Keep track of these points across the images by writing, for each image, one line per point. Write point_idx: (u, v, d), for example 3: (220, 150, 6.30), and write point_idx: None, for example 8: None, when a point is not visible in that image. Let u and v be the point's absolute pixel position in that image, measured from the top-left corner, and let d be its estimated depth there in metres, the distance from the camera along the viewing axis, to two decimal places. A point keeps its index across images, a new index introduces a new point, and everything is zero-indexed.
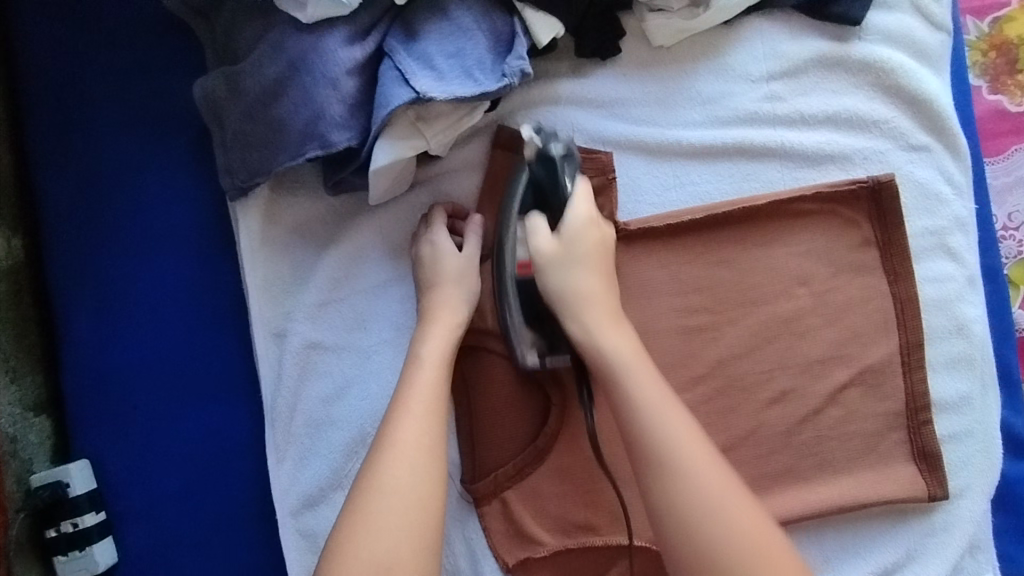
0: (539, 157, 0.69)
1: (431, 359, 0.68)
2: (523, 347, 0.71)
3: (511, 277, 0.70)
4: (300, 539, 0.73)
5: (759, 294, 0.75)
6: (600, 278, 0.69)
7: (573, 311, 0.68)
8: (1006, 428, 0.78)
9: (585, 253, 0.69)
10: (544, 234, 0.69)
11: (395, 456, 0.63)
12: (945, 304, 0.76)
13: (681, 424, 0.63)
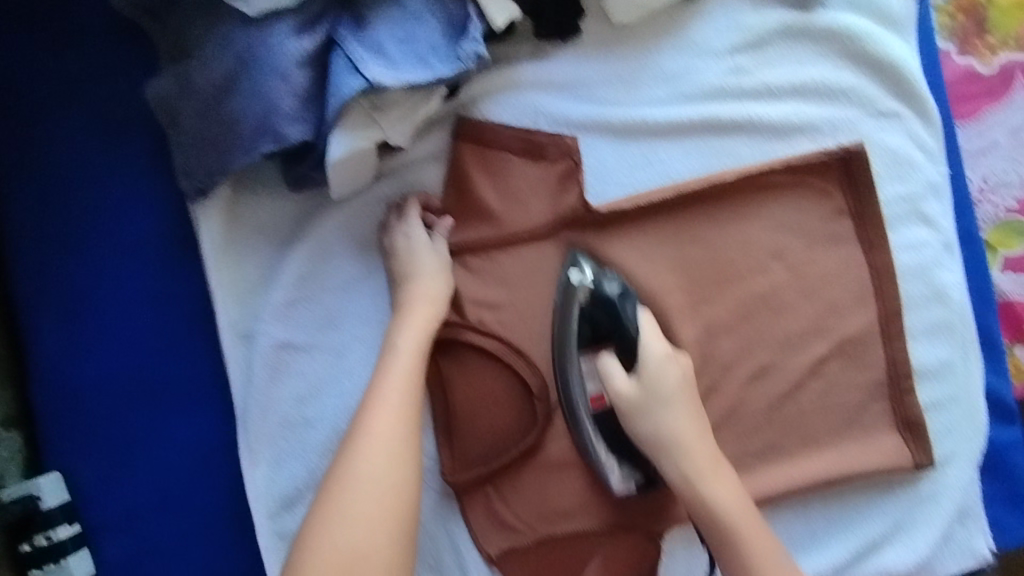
0: (595, 299, 0.71)
1: (399, 348, 0.68)
2: (611, 470, 0.72)
3: (584, 411, 0.71)
4: (278, 540, 0.72)
5: (733, 270, 0.74)
6: (687, 417, 0.70)
7: (666, 450, 0.69)
8: (991, 394, 0.76)
9: (668, 392, 0.70)
10: (621, 377, 0.70)
11: (367, 447, 0.62)
12: (922, 270, 0.75)
13: (689, 423, 0.70)
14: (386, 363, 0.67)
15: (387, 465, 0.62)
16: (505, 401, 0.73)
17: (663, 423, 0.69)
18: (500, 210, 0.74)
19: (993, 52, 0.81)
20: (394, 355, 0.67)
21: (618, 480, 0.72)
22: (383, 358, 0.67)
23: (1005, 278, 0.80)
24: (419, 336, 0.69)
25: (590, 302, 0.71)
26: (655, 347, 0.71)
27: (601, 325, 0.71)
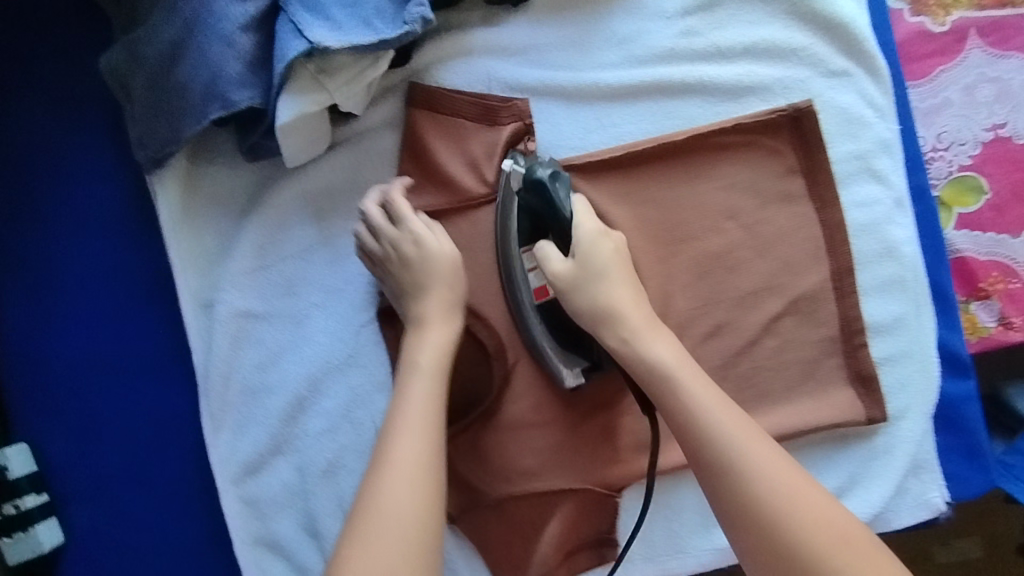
0: (528, 185, 0.68)
1: (416, 364, 0.65)
2: (560, 367, 0.72)
3: (529, 305, 0.72)
4: (244, 505, 0.74)
5: (687, 230, 0.75)
6: (627, 290, 0.68)
7: (611, 324, 0.66)
8: (946, 348, 0.77)
9: (603, 263, 0.68)
10: (557, 258, 0.68)
11: (394, 474, 0.58)
12: (873, 227, 0.76)
13: (630, 301, 0.67)
14: (405, 383, 0.64)
15: (416, 488, 0.58)
16: (463, 364, 0.74)
17: (602, 296, 0.67)
18: (455, 175, 0.75)
19: (945, 10, 0.82)
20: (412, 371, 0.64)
21: (568, 375, 0.72)
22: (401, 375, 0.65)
23: (959, 236, 0.82)
24: (439, 349, 0.66)
25: (524, 189, 0.69)
26: (587, 220, 0.69)
27: (540, 216, 0.70)
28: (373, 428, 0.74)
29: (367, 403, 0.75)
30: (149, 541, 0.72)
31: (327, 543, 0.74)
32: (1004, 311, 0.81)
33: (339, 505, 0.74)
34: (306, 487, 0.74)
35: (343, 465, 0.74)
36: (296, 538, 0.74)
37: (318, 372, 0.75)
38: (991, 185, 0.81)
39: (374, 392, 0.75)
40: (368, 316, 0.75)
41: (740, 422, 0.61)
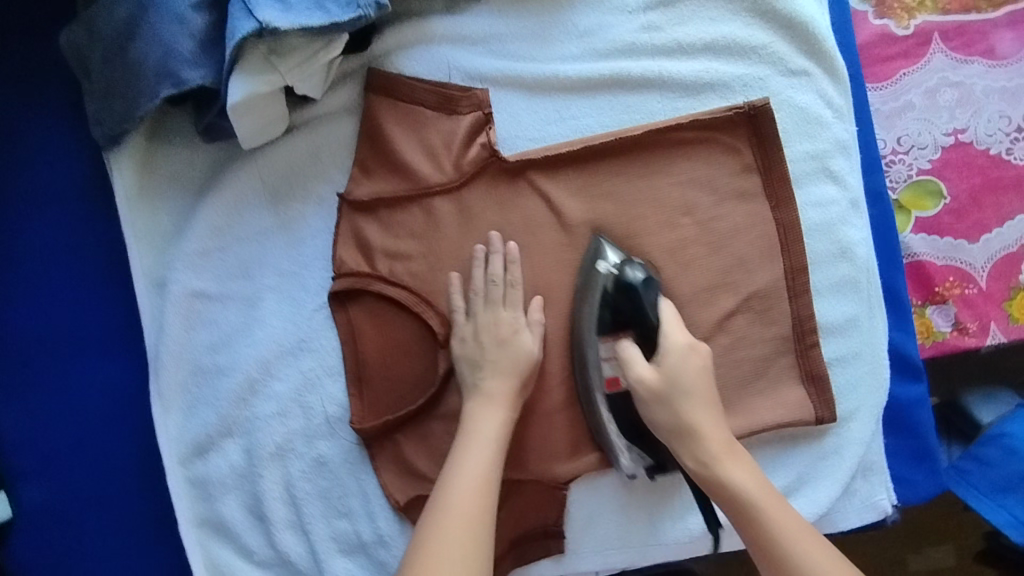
0: (618, 286, 0.71)
1: (475, 433, 0.68)
2: (621, 452, 0.73)
3: (599, 391, 0.72)
4: (191, 487, 0.73)
5: (643, 225, 0.75)
6: (708, 414, 0.69)
7: (685, 443, 0.69)
8: (898, 351, 0.78)
9: (689, 383, 0.69)
10: (642, 363, 0.70)
11: (448, 528, 0.62)
12: (827, 228, 0.76)
13: (708, 414, 0.69)
14: (461, 444, 0.68)
15: (471, 553, 0.61)
16: (415, 351, 0.75)
17: (684, 414, 0.69)
18: (413, 163, 0.75)
19: (909, 14, 0.83)
20: (473, 438, 0.68)
21: (627, 462, 0.73)
22: (461, 440, 0.68)
23: (917, 239, 0.82)
24: (497, 427, 0.69)
25: (614, 289, 0.71)
26: (678, 337, 0.70)
27: (624, 313, 0.71)
28: (323, 413, 0.74)
29: (318, 388, 0.74)
30: (90, 520, 0.72)
31: (271, 526, 0.73)
32: (960, 316, 0.81)
33: (286, 488, 0.74)
34: (253, 471, 0.74)
35: (292, 450, 0.74)
36: (242, 522, 0.74)
37: (269, 355, 0.74)
38: (950, 190, 0.82)
39: (325, 377, 0.74)
40: (321, 301, 0.75)
41: (760, 481, 0.67)
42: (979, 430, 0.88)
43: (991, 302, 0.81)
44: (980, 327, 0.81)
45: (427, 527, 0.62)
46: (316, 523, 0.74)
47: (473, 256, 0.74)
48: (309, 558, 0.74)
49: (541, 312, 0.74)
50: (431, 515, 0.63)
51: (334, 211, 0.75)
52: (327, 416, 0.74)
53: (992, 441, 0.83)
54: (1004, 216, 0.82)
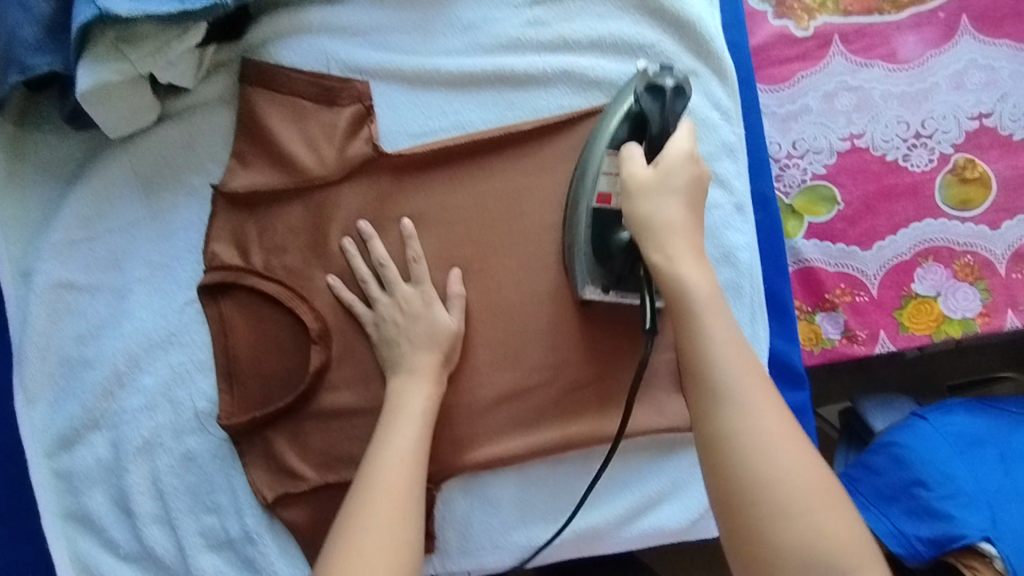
0: (650, 90, 0.67)
1: (400, 407, 0.68)
2: (584, 280, 0.72)
3: (585, 202, 0.70)
4: (56, 478, 0.73)
5: (524, 224, 0.76)
6: (685, 210, 0.60)
7: (654, 238, 0.59)
8: (779, 358, 0.77)
9: (681, 185, 0.61)
10: (639, 161, 0.62)
11: (381, 501, 0.61)
12: (711, 232, 0.76)
13: (687, 218, 0.60)
14: (388, 422, 0.67)
15: (402, 520, 0.61)
16: (288, 348, 0.73)
17: (660, 210, 0.60)
18: (291, 154, 0.73)
19: (809, 16, 0.83)
20: (398, 413, 0.67)
21: (590, 289, 0.72)
22: (389, 415, 0.68)
23: (809, 245, 0.81)
24: (422, 399, 0.69)
25: (648, 89, 0.67)
26: (677, 149, 0.61)
27: (641, 120, 0.68)
28: (192, 409, 0.73)
29: (188, 383, 0.73)
30: None
31: (137, 521, 0.73)
32: (849, 324, 0.81)
33: (153, 482, 0.73)
34: (120, 465, 0.73)
35: (160, 444, 0.73)
36: (107, 515, 0.73)
37: (137, 348, 0.73)
38: (844, 196, 0.81)
39: (195, 372, 0.73)
40: (193, 294, 0.73)
41: (718, 295, 0.58)
42: (873, 438, 0.87)
43: (882, 310, 0.81)
44: (869, 334, 0.81)
45: (357, 501, 0.62)
46: (183, 520, 0.73)
47: (349, 251, 0.73)
48: (175, 554, 0.73)
49: (444, 304, 0.73)
50: (364, 488, 0.62)
51: (207, 203, 0.74)
52: (197, 411, 0.73)
53: (882, 448, 0.83)
54: (897, 224, 0.81)
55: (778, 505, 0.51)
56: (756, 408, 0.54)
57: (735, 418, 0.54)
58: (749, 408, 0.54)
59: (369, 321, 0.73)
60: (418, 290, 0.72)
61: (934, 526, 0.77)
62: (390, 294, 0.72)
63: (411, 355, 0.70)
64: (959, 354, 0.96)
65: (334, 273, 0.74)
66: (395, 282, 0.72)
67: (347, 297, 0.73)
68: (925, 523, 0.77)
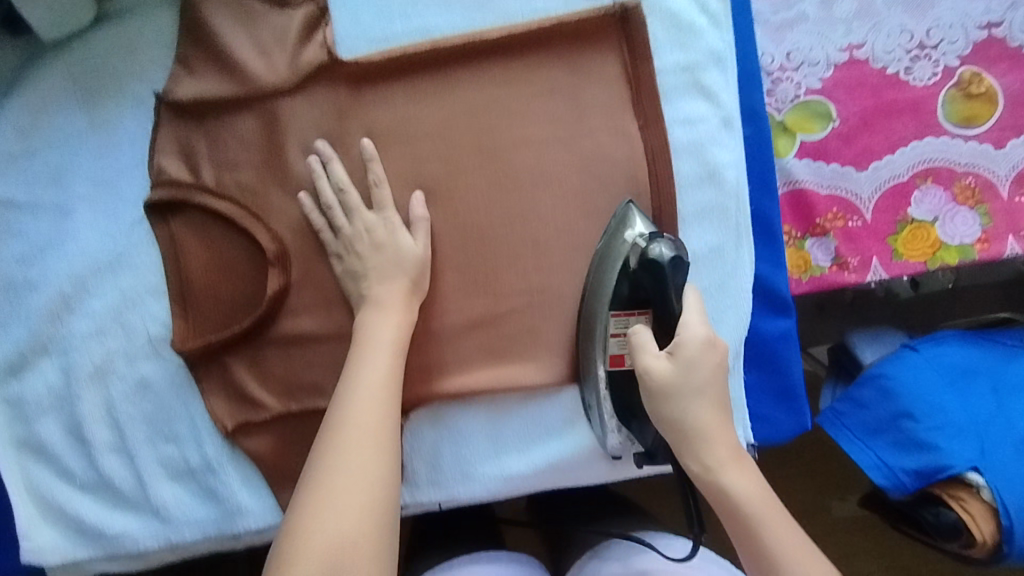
0: (642, 264, 0.65)
1: (370, 340, 0.64)
2: (603, 404, 0.69)
3: (600, 365, 0.68)
4: (7, 405, 0.70)
5: (495, 141, 0.70)
6: (714, 410, 0.60)
7: (691, 447, 0.60)
8: (764, 283, 0.73)
9: (705, 379, 0.60)
10: (653, 351, 0.61)
11: (353, 442, 0.58)
12: (695, 147, 0.71)
13: (716, 416, 0.60)
14: (357, 358, 0.63)
15: (375, 459, 0.58)
16: (244, 271, 0.69)
17: (689, 414, 0.60)
18: (241, 61, 0.67)
19: None
20: (366, 346, 0.64)
21: (614, 441, 0.71)
22: (358, 350, 0.64)
23: (800, 165, 0.76)
24: (393, 332, 0.65)
25: (639, 266, 0.65)
26: (699, 328, 0.61)
27: (640, 285, 0.66)
28: (145, 334, 0.69)
29: (138, 307, 0.69)
30: None
31: (92, 449, 0.70)
32: (840, 250, 0.76)
33: (107, 410, 0.70)
34: (71, 392, 0.70)
35: (113, 371, 0.70)
36: (62, 443, 0.70)
37: (85, 269, 0.69)
38: (839, 112, 0.76)
39: (146, 295, 0.69)
40: (141, 212, 0.69)
41: (739, 454, 0.60)
42: (860, 371, 0.85)
43: (875, 236, 0.76)
44: (861, 262, 0.76)
45: (329, 438, 0.58)
46: (141, 449, 0.70)
47: (314, 170, 0.68)
48: (133, 483, 0.71)
49: (408, 230, 0.68)
50: (334, 430, 0.59)
51: (153, 114, 0.69)
52: (150, 337, 0.69)
53: (869, 381, 0.80)
54: (895, 144, 0.76)
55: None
56: (799, 557, 0.57)
57: (791, 574, 0.56)
58: (798, 562, 0.57)
59: (334, 245, 0.68)
60: (382, 216, 0.68)
61: (921, 459, 0.74)
62: (353, 221, 0.67)
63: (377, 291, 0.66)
64: (954, 296, 0.90)
65: (304, 188, 0.69)
66: (360, 208, 0.67)
67: (314, 221, 0.68)
68: (912, 455, 0.75)
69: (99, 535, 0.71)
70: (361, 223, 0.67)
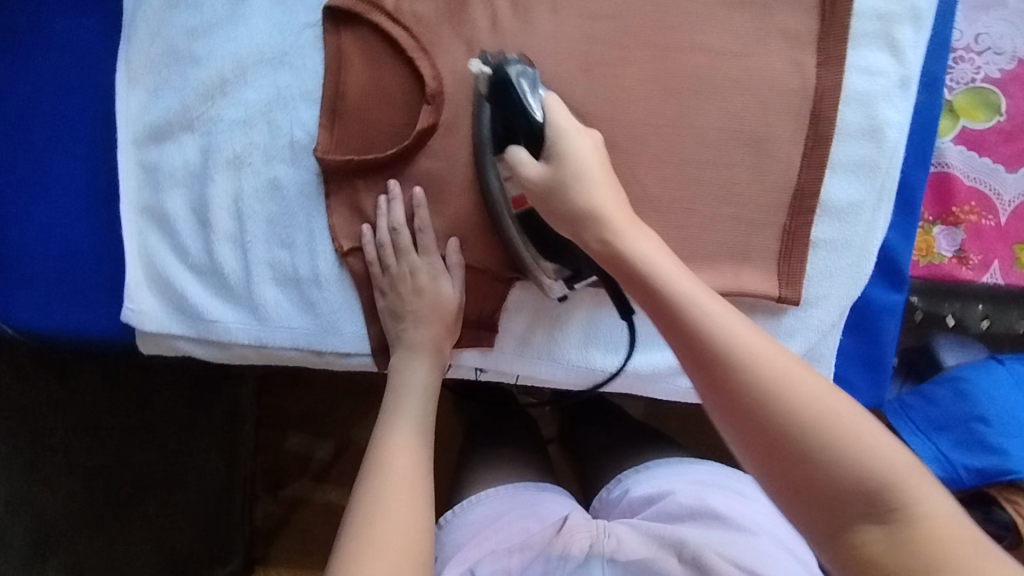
0: (492, 87, 0.65)
1: (406, 385, 0.70)
2: (548, 280, 0.70)
3: (506, 212, 0.68)
4: (141, 170, 0.72)
5: (672, 40, 0.70)
6: (611, 191, 0.61)
7: (593, 227, 0.59)
8: (887, 253, 0.74)
9: (587, 165, 0.61)
10: (529, 162, 0.63)
11: (397, 474, 0.62)
12: (867, 99, 0.70)
13: (612, 193, 0.61)
14: (394, 404, 0.69)
15: (411, 507, 0.60)
16: (401, 102, 0.70)
17: (578, 196, 0.60)
18: None
19: None
20: (402, 393, 0.69)
21: (556, 287, 0.70)
22: (392, 396, 0.69)
23: (954, 150, 0.76)
24: (430, 379, 0.70)
25: (491, 95, 0.66)
26: (566, 121, 0.63)
27: (510, 118, 0.65)
28: (288, 137, 0.71)
29: (289, 109, 0.71)
30: (28, 172, 0.70)
31: (211, 234, 0.72)
32: (966, 244, 0.76)
33: (234, 201, 0.72)
34: (205, 173, 0.71)
35: (249, 163, 0.71)
36: (183, 220, 0.72)
37: (247, 58, 0.70)
38: (1007, 108, 0.75)
39: (300, 99, 0.71)
40: (316, 18, 0.70)
41: (683, 270, 0.56)
42: (938, 372, 0.84)
43: (1003, 240, 0.76)
44: (981, 262, 0.76)
45: (374, 476, 0.62)
46: (256, 246, 0.72)
47: (381, 209, 0.71)
48: (240, 277, 0.73)
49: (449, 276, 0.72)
50: (375, 469, 0.62)
51: None
52: (293, 141, 0.71)
53: (947, 382, 0.81)
54: None
55: (815, 409, 0.47)
56: (756, 344, 0.50)
57: (729, 342, 0.50)
58: (767, 361, 0.49)
59: (381, 278, 0.72)
60: (426, 260, 0.71)
61: (986, 459, 0.75)
62: (400, 262, 0.71)
63: (419, 338, 0.70)
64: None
65: (367, 222, 0.72)
66: (405, 249, 0.71)
67: (367, 253, 0.72)
68: (978, 454, 0.76)
69: (196, 317, 0.73)
70: (406, 263, 0.71)
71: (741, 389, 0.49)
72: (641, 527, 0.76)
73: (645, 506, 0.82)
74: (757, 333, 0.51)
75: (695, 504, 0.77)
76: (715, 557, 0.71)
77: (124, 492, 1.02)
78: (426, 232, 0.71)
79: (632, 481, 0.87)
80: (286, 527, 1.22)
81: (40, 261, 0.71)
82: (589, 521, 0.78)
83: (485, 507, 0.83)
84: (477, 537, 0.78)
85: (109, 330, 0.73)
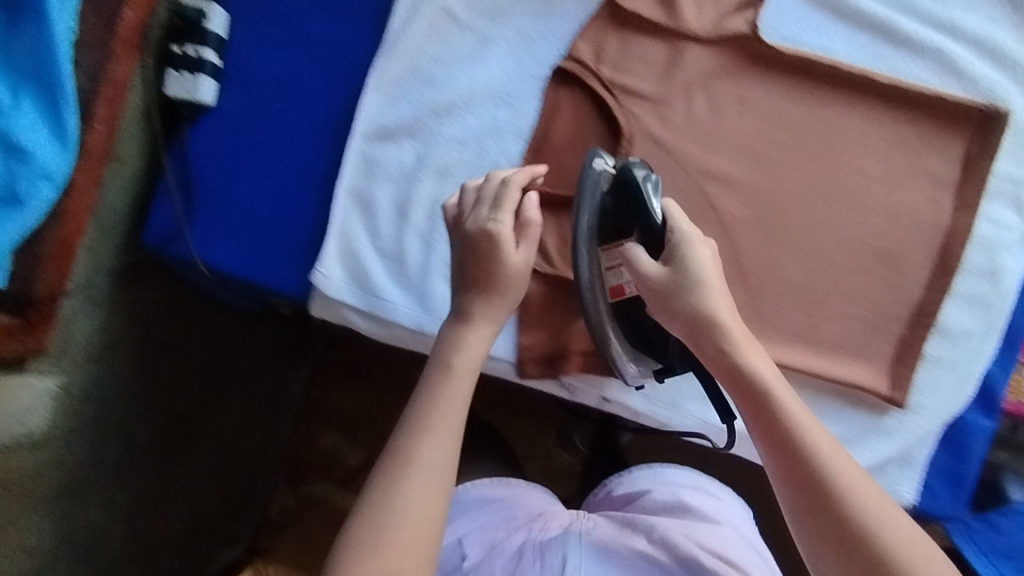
0: (613, 186, 0.72)
1: (449, 363, 0.67)
2: (626, 360, 0.76)
3: (602, 299, 0.74)
4: (362, 159, 0.82)
5: (836, 158, 0.81)
6: (724, 301, 0.66)
7: (710, 334, 0.65)
8: (985, 381, 0.82)
9: (706, 277, 0.66)
10: (647, 261, 0.67)
11: (421, 465, 0.61)
12: (991, 246, 0.81)
13: (725, 302, 0.66)
14: (437, 378, 0.66)
15: (433, 501, 0.60)
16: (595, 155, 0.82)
17: (699, 304, 0.65)
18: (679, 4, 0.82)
19: None
20: (444, 370, 0.66)
21: (632, 368, 0.76)
22: (433, 371, 0.67)
23: None
24: (473, 356, 0.68)
25: (614, 188, 0.72)
26: (688, 226, 0.68)
27: (626, 213, 0.71)
28: (493, 163, 0.82)
29: (500, 139, 0.83)
30: (271, 140, 0.83)
31: (405, 226, 0.82)
32: None
33: (431, 204, 0.83)
34: (415, 175, 0.82)
35: (454, 175, 0.82)
36: (384, 209, 0.83)
37: (478, 91, 0.83)
38: None
39: (510, 133, 0.83)
40: (544, 73, 0.82)
41: (777, 371, 0.65)
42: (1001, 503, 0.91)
43: None
44: None
45: (398, 461, 0.61)
46: (439, 245, 0.83)
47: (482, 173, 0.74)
48: (419, 268, 0.83)
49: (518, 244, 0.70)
50: (400, 456, 0.62)
51: (596, 8, 0.82)
52: (496, 166, 0.82)
53: (1012, 514, 0.86)
54: None
55: (890, 536, 0.57)
56: (838, 460, 0.60)
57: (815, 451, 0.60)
58: (853, 484, 0.59)
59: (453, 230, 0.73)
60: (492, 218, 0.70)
61: None
62: (474, 209, 0.71)
63: (472, 308, 0.69)
64: None
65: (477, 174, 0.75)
66: (480, 202, 0.71)
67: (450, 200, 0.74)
68: None
69: (371, 292, 0.82)
70: (475, 214, 0.71)
71: (822, 494, 0.59)
72: (615, 518, 0.81)
73: (624, 503, 0.87)
74: (840, 451, 0.61)
75: (670, 500, 0.84)
76: (683, 537, 0.77)
77: (171, 447, 1.03)
78: (508, 191, 0.71)
79: (614, 482, 0.91)
80: (301, 520, 1.16)
81: (259, 215, 0.83)
82: (569, 513, 0.84)
83: (479, 490, 0.88)
84: (468, 514, 0.84)
85: (293, 288, 0.83)
